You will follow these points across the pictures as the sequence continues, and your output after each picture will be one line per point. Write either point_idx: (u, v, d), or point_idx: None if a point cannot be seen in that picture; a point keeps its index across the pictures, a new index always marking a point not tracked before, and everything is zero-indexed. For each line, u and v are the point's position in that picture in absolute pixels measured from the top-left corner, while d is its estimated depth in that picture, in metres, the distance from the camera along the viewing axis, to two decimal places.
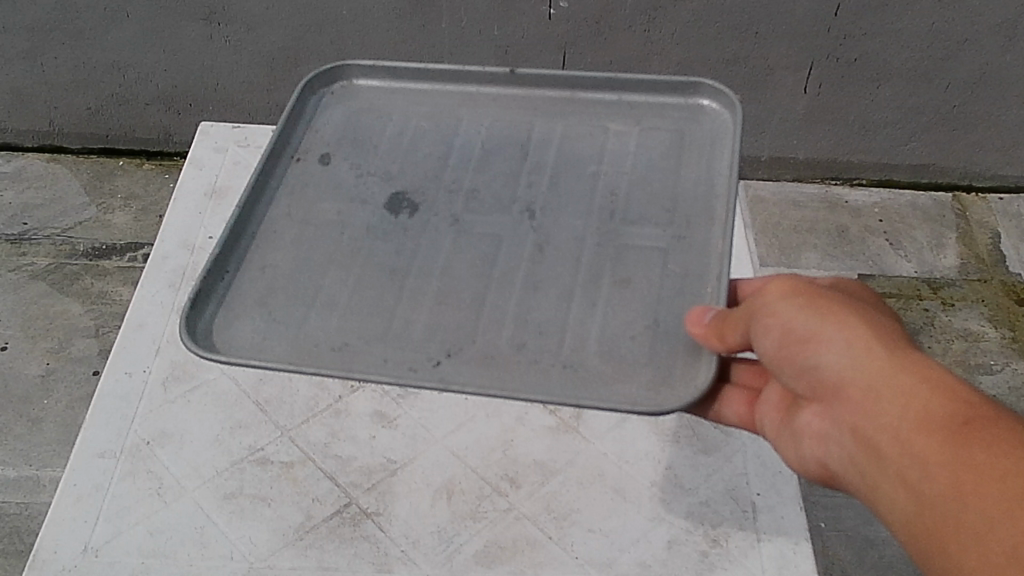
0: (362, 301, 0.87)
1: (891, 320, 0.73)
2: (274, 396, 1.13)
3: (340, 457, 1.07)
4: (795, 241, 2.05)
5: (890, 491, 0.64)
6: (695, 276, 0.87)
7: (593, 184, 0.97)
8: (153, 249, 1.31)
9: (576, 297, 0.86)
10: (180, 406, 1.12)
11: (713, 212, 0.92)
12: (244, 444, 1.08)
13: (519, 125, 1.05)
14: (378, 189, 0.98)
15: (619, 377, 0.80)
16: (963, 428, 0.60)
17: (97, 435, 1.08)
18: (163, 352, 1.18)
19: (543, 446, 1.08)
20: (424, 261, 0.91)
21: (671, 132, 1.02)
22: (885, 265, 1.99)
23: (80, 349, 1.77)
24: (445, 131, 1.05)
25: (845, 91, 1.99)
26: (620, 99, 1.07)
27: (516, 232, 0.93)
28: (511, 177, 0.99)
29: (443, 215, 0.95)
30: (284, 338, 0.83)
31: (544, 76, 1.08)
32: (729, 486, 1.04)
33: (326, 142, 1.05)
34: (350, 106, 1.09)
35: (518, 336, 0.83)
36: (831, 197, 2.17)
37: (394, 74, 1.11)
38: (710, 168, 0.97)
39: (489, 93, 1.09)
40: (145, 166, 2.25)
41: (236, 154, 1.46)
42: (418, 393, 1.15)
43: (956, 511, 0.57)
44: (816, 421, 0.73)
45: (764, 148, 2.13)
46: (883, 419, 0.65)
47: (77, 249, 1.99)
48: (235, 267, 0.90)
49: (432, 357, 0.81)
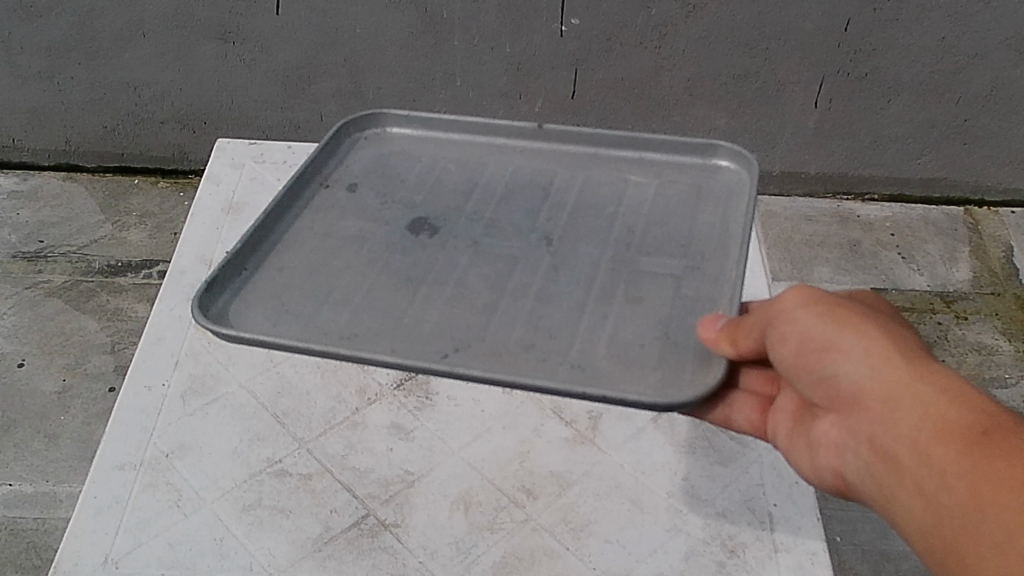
0: (376, 302, 0.87)
1: (910, 329, 0.73)
2: (292, 409, 1.14)
3: (358, 468, 1.08)
4: (807, 256, 2.05)
5: (908, 502, 0.64)
6: (707, 299, 0.88)
7: (612, 222, 0.99)
8: (171, 262, 1.31)
9: (588, 309, 0.87)
10: (199, 419, 1.12)
11: (727, 250, 0.93)
12: (262, 456, 1.08)
13: (543, 173, 1.06)
14: (398, 215, 1.00)
15: (627, 377, 0.80)
16: (983, 437, 0.60)
17: (117, 446, 1.08)
18: (181, 365, 1.19)
19: (559, 457, 1.08)
20: (441, 272, 0.92)
21: (689, 186, 1.03)
22: (897, 279, 2.00)
23: (96, 365, 1.78)
24: (470, 172, 1.07)
25: (855, 107, 2.00)
26: (642, 157, 1.08)
27: (533, 254, 0.94)
28: (531, 212, 1.01)
29: (462, 237, 0.97)
30: (293, 327, 0.83)
31: (569, 133, 1.10)
32: (746, 496, 1.04)
33: (354, 174, 1.07)
34: (382, 149, 1.12)
35: (528, 338, 0.84)
36: (843, 212, 2.18)
37: (427, 124, 1.14)
38: (726, 217, 0.98)
39: (516, 146, 1.11)
40: (161, 184, 2.26)
41: (253, 169, 1.47)
42: (434, 405, 1.16)
43: (975, 521, 0.58)
44: (831, 430, 0.74)
45: (776, 163, 2.13)
46: (901, 427, 0.65)
47: (93, 266, 2.01)
48: (253, 264, 0.90)
49: (440, 350, 0.82)
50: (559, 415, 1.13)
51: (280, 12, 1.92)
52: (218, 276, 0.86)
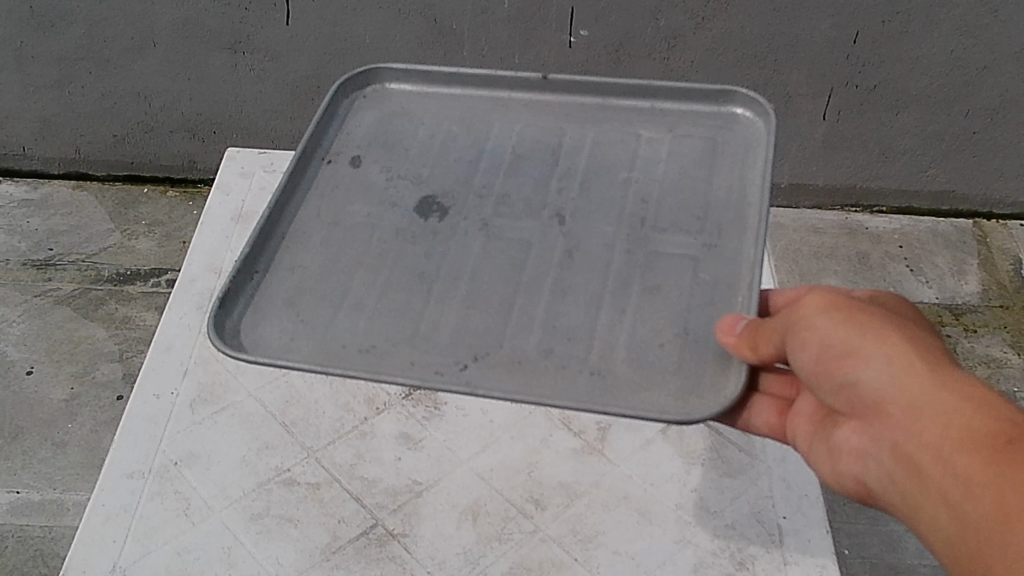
0: (391, 305, 0.87)
1: (928, 332, 0.73)
2: (301, 417, 1.08)
3: (366, 478, 1.02)
4: (815, 267, 2.08)
5: (931, 511, 0.65)
6: (726, 284, 0.88)
7: (625, 189, 0.99)
8: (180, 270, 1.25)
9: (605, 304, 0.87)
10: (207, 428, 1.07)
11: (745, 220, 0.94)
12: (270, 465, 1.03)
13: (552, 131, 1.07)
14: (407, 194, 1.00)
15: (647, 385, 0.80)
16: (1008, 447, 0.60)
17: (126, 454, 1.03)
18: (190, 373, 1.13)
19: (567, 469, 1.02)
20: (453, 265, 0.92)
21: (703, 139, 1.04)
22: (906, 290, 2.03)
23: (103, 373, 1.81)
24: (475, 135, 1.07)
25: (864, 118, 2.01)
26: (654, 106, 1.09)
27: (546, 236, 0.94)
28: (541, 183, 1.01)
29: (472, 220, 0.96)
30: (310, 339, 0.84)
31: (575, 83, 1.10)
32: (754, 508, 0.99)
33: (357, 145, 1.07)
34: (382, 109, 1.12)
35: (546, 342, 0.84)
36: (850, 223, 2.19)
37: (427, 78, 1.14)
38: (742, 177, 0.99)
39: (519, 98, 1.12)
40: (170, 194, 2.27)
41: (263, 178, 1.39)
42: (443, 414, 1.09)
43: (1002, 534, 0.58)
44: (852, 436, 0.74)
45: (785, 174, 2.15)
46: (925, 436, 0.66)
47: (102, 274, 2.02)
48: (263, 268, 0.91)
49: (459, 361, 0.82)
50: (568, 425, 1.06)
51: (290, 23, 1.93)
52: (231, 287, 0.87)
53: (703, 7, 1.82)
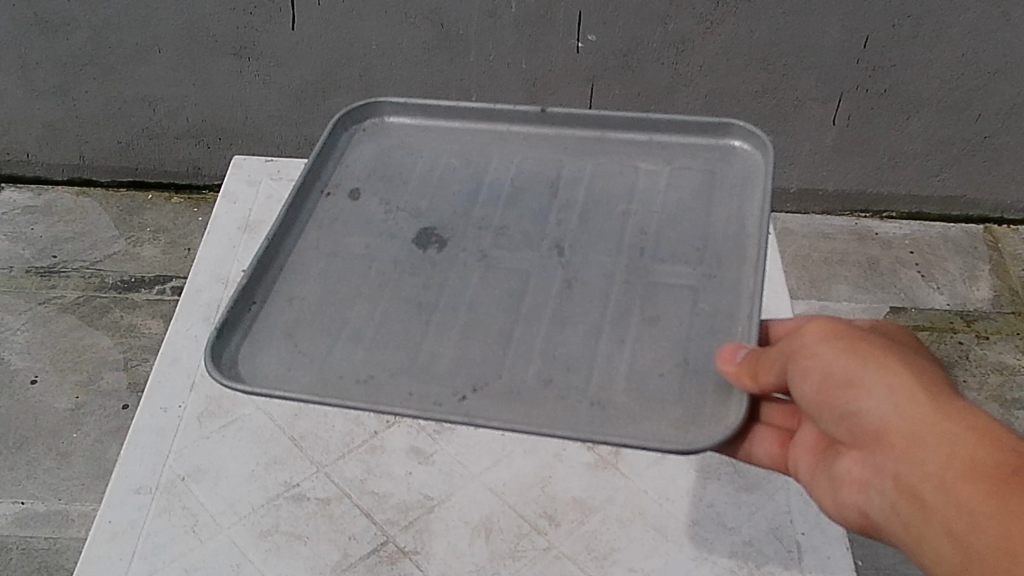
0: (388, 337, 0.89)
1: (928, 363, 0.76)
2: (310, 431, 1.04)
3: (376, 493, 0.99)
4: (825, 273, 2.07)
5: (934, 540, 0.67)
6: (726, 314, 0.90)
7: (625, 222, 1.01)
8: (186, 282, 1.21)
9: (604, 333, 0.89)
10: (215, 442, 1.03)
11: (743, 249, 0.95)
12: (279, 479, 1.00)
13: (551, 163, 1.08)
14: (406, 225, 1.02)
15: (647, 414, 0.82)
16: (1010, 477, 0.63)
17: (132, 470, 1.00)
18: (198, 386, 1.09)
19: (581, 482, 1.00)
20: (451, 297, 0.94)
21: (701, 172, 1.05)
22: (917, 297, 2.01)
23: (108, 382, 1.81)
24: (474, 167, 1.08)
25: (874, 123, 2.00)
26: (651, 138, 1.10)
27: (545, 267, 0.96)
28: (540, 215, 1.02)
29: (471, 251, 0.98)
30: (309, 369, 0.86)
31: (572, 117, 1.11)
32: (773, 525, 0.97)
33: (356, 178, 1.08)
34: (382, 142, 1.13)
35: (545, 372, 0.86)
36: (860, 229, 2.18)
37: (426, 112, 1.15)
38: (741, 208, 1.00)
39: (518, 131, 1.13)
40: (174, 200, 2.25)
41: (271, 186, 1.34)
42: (454, 428, 1.06)
43: (1006, 563, 0.61)
44: (853, 464, 0.76)
45: (794, 179, 2.14)
46: (926, 465, 0.68)
47: (106, 282, 2.01)
48: (261, 299, 0.93)
49: (458, 392, 0.84)
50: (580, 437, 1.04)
51: (296, 28, 1.91)
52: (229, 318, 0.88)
53: (711, 10, 1.80)
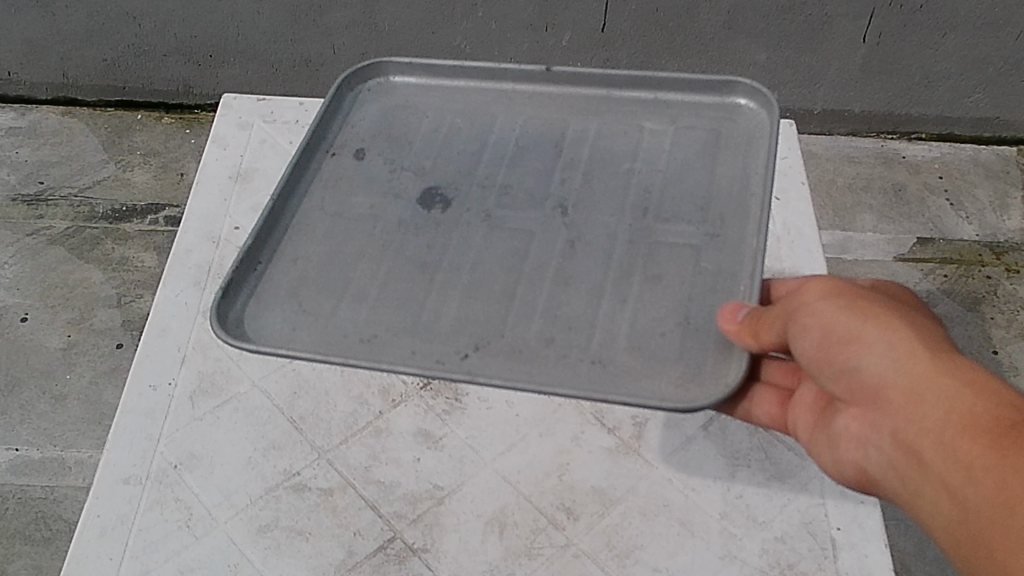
0: (395, 298, 0.84)
1: (930, 320, 0.71)
2: (310, 412, 0.97)
3: (382, 482, 0.93)
4: (850, 201, 1.97)
5: (931, 498, 0.63)
6: (728, 274, 0.84)
7: (627, 183, 0.93)
8: (175, 242, 1.12)
9: (606, 294, 0.84)
10: (209, 425, 0.96)
11: (748, 210, 0.88)
12: (278, 467, 0.93)
13: (555, 123, 0.99)
14: (410, 183, 0.94)
15: (647, 373, 0.77)
16: (1010, 430, 0.58)
17: (121, 456, 0.93)
18: (189, 361, 1.01)
19: (601, 470, 0.94)
20: (455, 257, 0.87)
21: (707, 132, 0.97)
22: (945, 227, 1.92)
23: (102, 320, 1.73)
24: (480, 128, 1.00)
25: (908, 41, 1.87)
26: (657, 97, 1.02)
27: (547, 227, 0.89)
28: (544, 172, 0.95)
29: (475, 210, 0.92)
30: (313, 329, 0.81)
31: (580, 74, 1.02)
32: (806, 518, 0.90)
33: (361, 138, 1.00)
34: (387, 101, 1.04)
35: (547, 331, 0.81)
36: (887, 152, 2.07)
37: (431, 72, 1.06)
38: (746, 168, 0.92)
39: (524, 91, 1.03)
40: (165, 120, 2.13)
41: (264, 130, 1.23)
42: (465, 408, 0.99)
43: (1003, 516, 0.56)
44: (852, 422, 0.71)
45: (818, 100, 2.02)
46: (925, 420, 0.63)
47: (96, 211, 1.91)
48: (266, 259, 0.87)
49: (460, 351, 0.80)
50: (601, 419, 0.97)
51: None
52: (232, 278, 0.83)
53: None
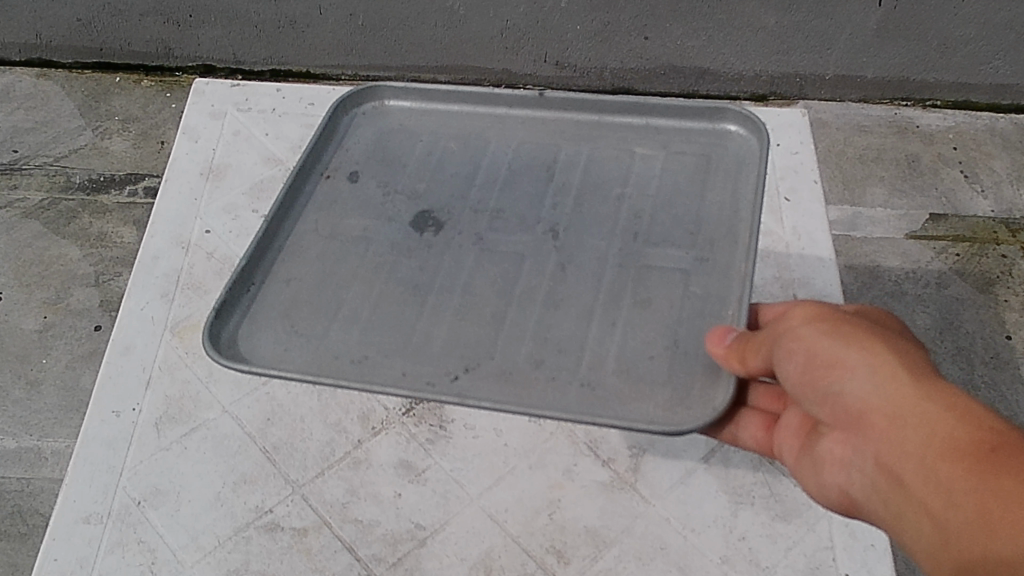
0: (389, 322, 0.79)
1: (916, 342, 0.64)
2: (285, 442, 0.91)
3: (360, 521, 0.86)
4: (860, 174, 1.88)
5: (914, 527, 0.56)
6: (717, 299, 0.78)
7: (617, 209, 0.87)
8: (140, 247, 1.03)
9: (597, 317, 0.78)
10: (176, 456, 0.89)
11: (737, 235, 0.82)
12: (249, 505, 0.87)
13: (548, 146, 0.94)
14: (403, 207, 0.89)
15: (636, 396, 0.73)
16: (996, 454, 0.51)
17: (81, 492, 0.87)
18: (154, 384, 0.94)
19: (594, 508, 0.87)
20: (448, 276, 0.82)
21: (696, 156, 0.90)
22: (959, 202, 1.83)
23: (79, 300, 1.66)
24: (472, 148, 0.94)
25: (925, 5, 1.77)
26: (648, 124, 0.95)
27: (539, 251, 0.84)
28: (536, 199, 0.89)
29: (467, 234, 0.86)
30: (306, 348, 0.76)
31: (572, 100, 0.96)
32: (812, 563, 0.84)
33: (355, 161, 0.94)
34: (383, 126, 0.98)
35: (537, 353, 0.76)
36: (899, 120, 1.98)
37: (426, 95, 0.99)
38: (736, 193, 0.86)
39: (517, 116, 0.97)
40: (144, 83, 2.04)
41: (238, 121, 1.15)
42: (450, 437, 0.92)
43: (985, 541, 0.49)
44: (834, 446, 0.64)
45: (830, 66, 1.92)
46: (905, 443, 0.56)
47: (72, 182, 1.83)
48: (261, 279, 0.81)
49: (450, 372, 0.75)
50: (595, 450, 0.91)
51: None
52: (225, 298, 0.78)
53: None
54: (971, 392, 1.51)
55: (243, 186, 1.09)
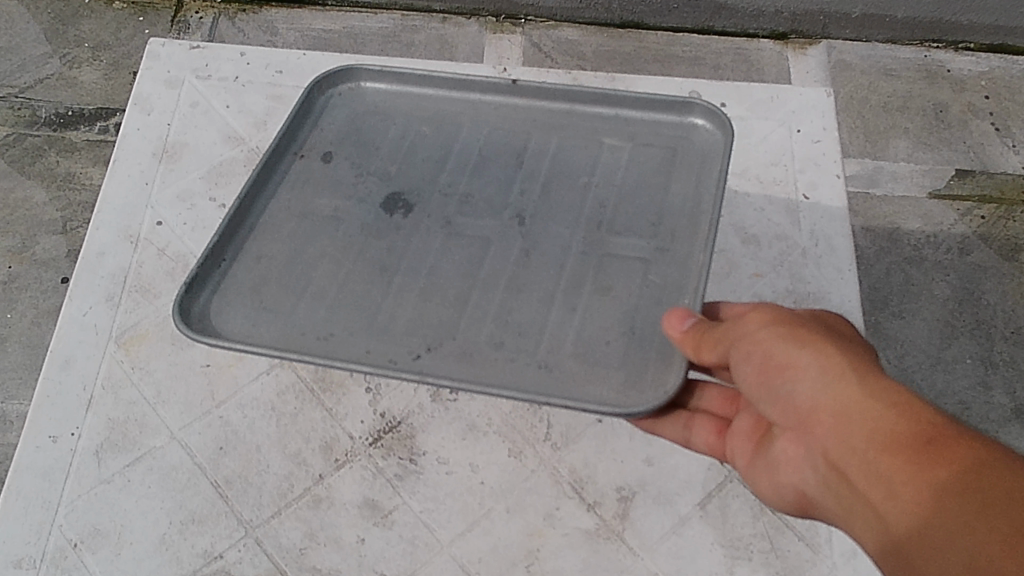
0: (351, 299, 0.73)
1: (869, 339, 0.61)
2: (238, 475, 0.82)
3: (318, 570, 0.79)
4: (883, 124, 1.69)
5: (860, 520, 0.53)
6: (676, 289, 0.73)
7: (582, 199, 0.79)
8: (85, 242, 0.95)
9: (557, 300, 0.73)
10: (118, 491, 0.81)
11: (699, 225, 0.76)
12: (197, 549, 0.79)
13: (519, 134, 0.85)
14: (374, 188, 0.81)
15: (592, 377, 0.69)
16: (932, 446, 0.49)
17: (13, 530, 0.80)
18: (96, 406, 0.86)
19: (576, 560, 0.79)
20: (414, 257, 0.76)
21: (663, 150, 0.82)
22: (989, 157, 1.65)
23: (45, 248, 1.55)
24: (443, 135, 0.85)
25: None
26: (618, 115, 0.86)
27: (504, 236, 0.77)
28: (504, 184, 0.81)
29: (436, 217, 0.79)
30: (273, 323, 0.72)
31: (544, 88, 0.86)
32: None
33: (329, 140, 0.85)
34: (355, 111, 0.88)
35: (498, 334, 0.71)
36: (929, 64, 1.79)
37: (402, 79, 0.89)
38: (700, 186, 0.79)
39: (490, 105, 0.88)
40: (116, 5, 1.88)
41: (195, 91, 1.05)
42: (421, 472, 0.84)
43: (924, 530, 0.48)
44: (782, 440, 0.61)
45: (859, 3, 1.74)
46: (847, 437, 0.53)
47: (38, 116, 1.71)
48: (232, 254, 0.76)
49: (412, 350, 0.70)
50: (579, 492, 0.83)
51: None
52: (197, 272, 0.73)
53: None
54: (989, 371, 1.39)
55: (196, 168, 0.99)
